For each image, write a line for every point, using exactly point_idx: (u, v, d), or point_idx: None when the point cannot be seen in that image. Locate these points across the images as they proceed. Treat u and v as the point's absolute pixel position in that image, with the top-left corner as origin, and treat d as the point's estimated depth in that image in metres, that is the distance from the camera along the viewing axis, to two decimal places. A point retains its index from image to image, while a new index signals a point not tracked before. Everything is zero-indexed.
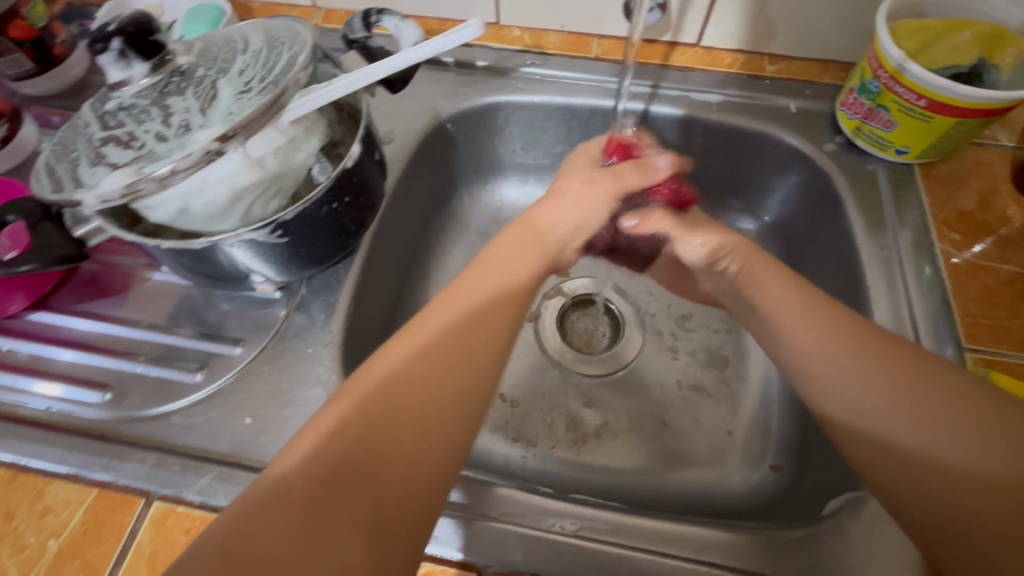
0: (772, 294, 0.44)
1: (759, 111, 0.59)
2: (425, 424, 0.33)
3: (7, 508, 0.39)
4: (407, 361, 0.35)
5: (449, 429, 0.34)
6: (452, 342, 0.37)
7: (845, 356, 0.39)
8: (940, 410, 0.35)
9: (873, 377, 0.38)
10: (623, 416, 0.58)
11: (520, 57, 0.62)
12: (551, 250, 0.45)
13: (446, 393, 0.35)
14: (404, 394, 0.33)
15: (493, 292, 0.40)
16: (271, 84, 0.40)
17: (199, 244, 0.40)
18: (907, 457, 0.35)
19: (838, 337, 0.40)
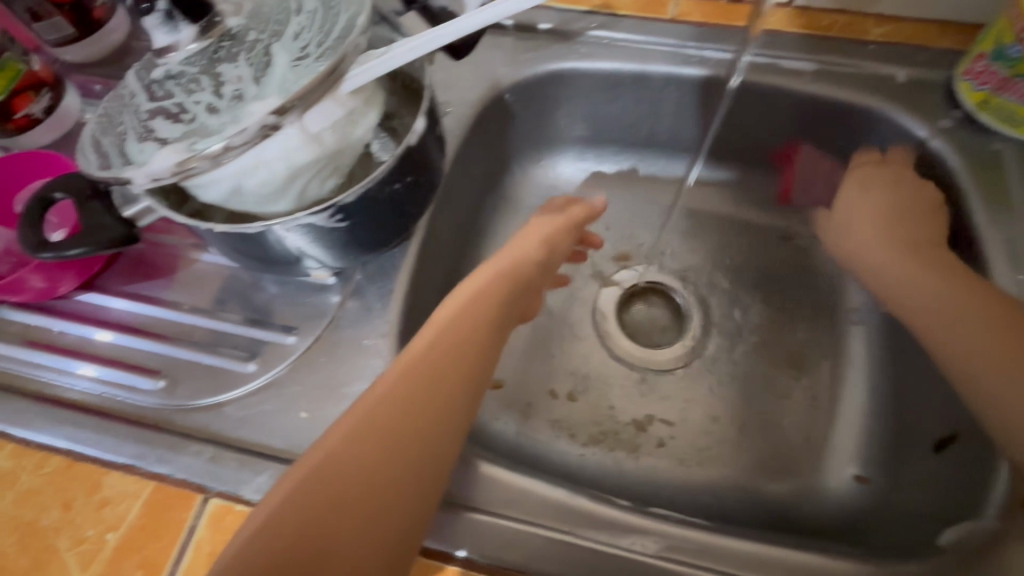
0: (876, 238, 0.50)
1: (861, 81, 0.51)
2: (405, 458, 0.32)
3: (65, 498, 0.38)
4: (342, 430, 0.33)
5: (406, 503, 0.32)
6: (397, 376, 0.35)
7: (925, 269, 0.46)
8: (986, 322, 0.41)
9: (923, 277, 0.46)
10: (689, 417, 0.54)
11: (587, 20, 0.56)
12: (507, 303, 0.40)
13: (405, 463, 0.32)
14: (349, 466, 0.31)
15: (482, 337, 0.39)
16: (330, 49, 0.35)
17: (253, 228, 0.37)
18: (946, 315, 0.43)
19: (909, 259, 0.47)
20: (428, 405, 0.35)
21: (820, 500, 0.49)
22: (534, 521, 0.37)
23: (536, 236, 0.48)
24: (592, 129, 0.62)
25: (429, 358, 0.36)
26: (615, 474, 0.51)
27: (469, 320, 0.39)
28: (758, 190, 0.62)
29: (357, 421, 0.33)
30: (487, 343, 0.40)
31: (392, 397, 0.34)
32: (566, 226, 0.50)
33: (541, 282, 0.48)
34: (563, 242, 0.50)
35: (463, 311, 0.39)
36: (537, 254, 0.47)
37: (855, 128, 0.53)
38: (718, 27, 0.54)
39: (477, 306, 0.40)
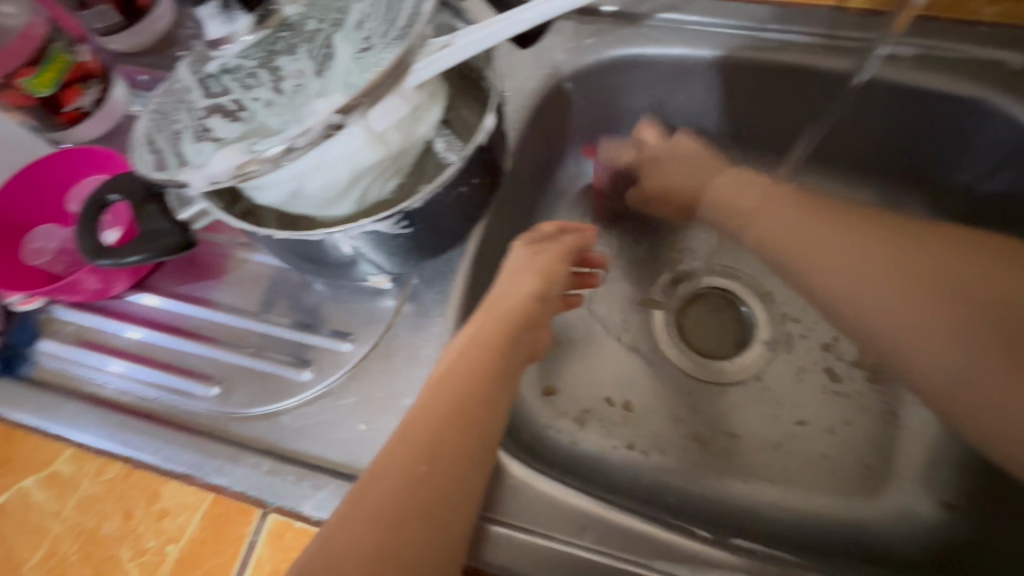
0: (816, 230, 0.42)
1: (969, 67, 0.46)
2: (427, 493, 0.30)
3: (125, 506, 0.37)
4: (347, 504, 0.30)
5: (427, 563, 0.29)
6: (413, 425, 0.33)
7: (884, 260, 0.38)
8: (955, 319, 0.35)
9: (864, 259, 0.39)
10: (758, 432, 0.51)
11: (655, 1, 0.51)
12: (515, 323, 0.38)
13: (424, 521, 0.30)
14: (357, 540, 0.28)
15: (500, 362, 0.37)
16: (396, 38, 0.32)
17: (316, 236, 0.35)
18: (899, 314, 0.37)
19: (860, 238, 0.40)
20: (450, 447, 0.32)
21: (904, 526, 0.46)
22: (576, 539, 0.35)
23: (523, 270, 0.42)
24: (653, 119, 0.57)
25: (445, 399, 0.34)
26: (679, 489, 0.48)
27: (482, 354, 0.37)
28: (835, 187, 0.57)
29: (375, 471, 0.31)
30: (506, 368, 0.37)
31: (415, 436, 0.32)
32: (560, 255, 0.44)
33: (540, 314, 0.42)
34: (556, 272, 0.44)
35: (475, 340, 0.37)
36: (530, 299, 0.41)
37: (957, 120, 0.47)
38: (802, 7, 0.49)
39: (486, 344, 0.37)
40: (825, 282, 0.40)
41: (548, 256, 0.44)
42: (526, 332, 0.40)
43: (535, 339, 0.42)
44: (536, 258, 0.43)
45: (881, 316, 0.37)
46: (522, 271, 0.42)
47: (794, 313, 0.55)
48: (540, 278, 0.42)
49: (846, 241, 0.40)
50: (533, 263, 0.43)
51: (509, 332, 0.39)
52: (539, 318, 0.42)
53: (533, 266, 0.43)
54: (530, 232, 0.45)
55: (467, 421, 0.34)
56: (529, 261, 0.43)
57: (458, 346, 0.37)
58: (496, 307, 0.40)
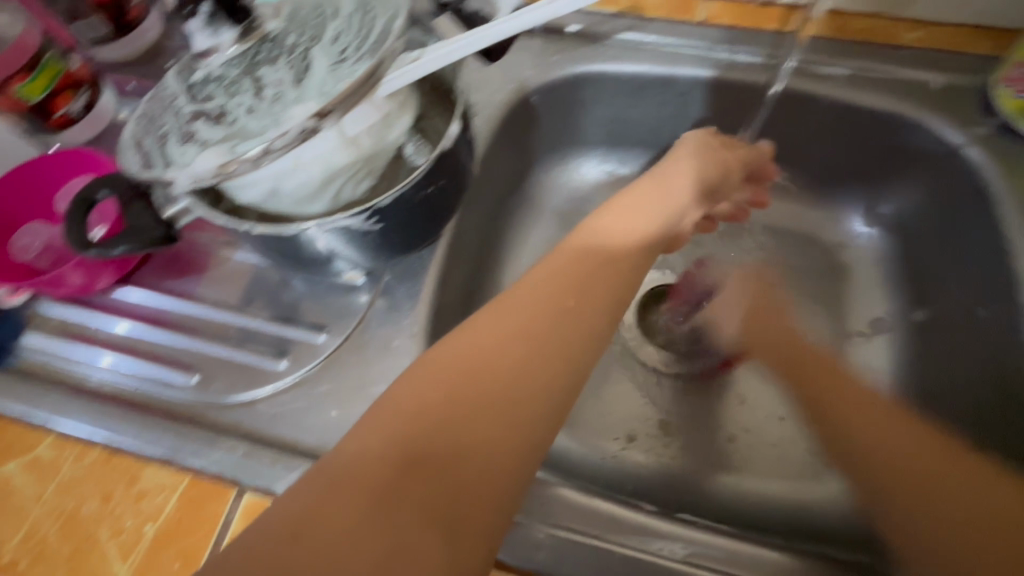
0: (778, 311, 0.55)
1: (895, 86, 0.51)
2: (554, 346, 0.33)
3: (105, 488, 0.39)
4: (494, 335, 0.33)
5: (543, 402, 0.32)
6: (549, 283, 0.37)
7: (916, 442, 0.44)
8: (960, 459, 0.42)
9: (900, 436, 0.44)
10: (711, 421, 0.53)
11: (615, 22, 0.56)
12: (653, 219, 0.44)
13: (542, 375, 0.32)
14: (488, 365, 0.32)
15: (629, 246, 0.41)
16: (368, 52, 0.36)
17: (291, 230, 0.37)
18: (934, 521, 0.38)
19: (896, 423, 0.45)
20: (571, 324, 0.35)
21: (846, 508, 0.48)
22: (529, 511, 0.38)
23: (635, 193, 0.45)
24: (617, 131, 0.61)
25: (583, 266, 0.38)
26: (638, 473, 0.51)
27: (620, 241, 0.41)
28: (785, 195, 0.61)
29: (502, 319, 0.34)
30: (633, 260, 0.40)
31: (558, 283, 0.36)
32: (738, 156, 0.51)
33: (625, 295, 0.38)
34: (715, 177, 0.50)
35: (519, 330, 0.34)
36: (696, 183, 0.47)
37: (889, 135, 0.52)
38: (746, 31, 0.53)
39: (632, 237, 0.41)
40: (858, 443, 0.44)
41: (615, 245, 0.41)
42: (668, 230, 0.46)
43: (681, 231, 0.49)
44: (696, 151, 0.49)
45: (966, 546, 0.37)
46: (580, 281, 0.37)
47: None
48: (607, 289, 0.37)
49: (889, 427, 0.44)
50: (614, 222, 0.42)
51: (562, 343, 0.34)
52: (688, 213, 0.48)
53: (599, 288, 0.37)
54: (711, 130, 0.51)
55: (595, 291, 0.37)
56: (692, 151, 0.49)
57: (501, 325, 0.34)
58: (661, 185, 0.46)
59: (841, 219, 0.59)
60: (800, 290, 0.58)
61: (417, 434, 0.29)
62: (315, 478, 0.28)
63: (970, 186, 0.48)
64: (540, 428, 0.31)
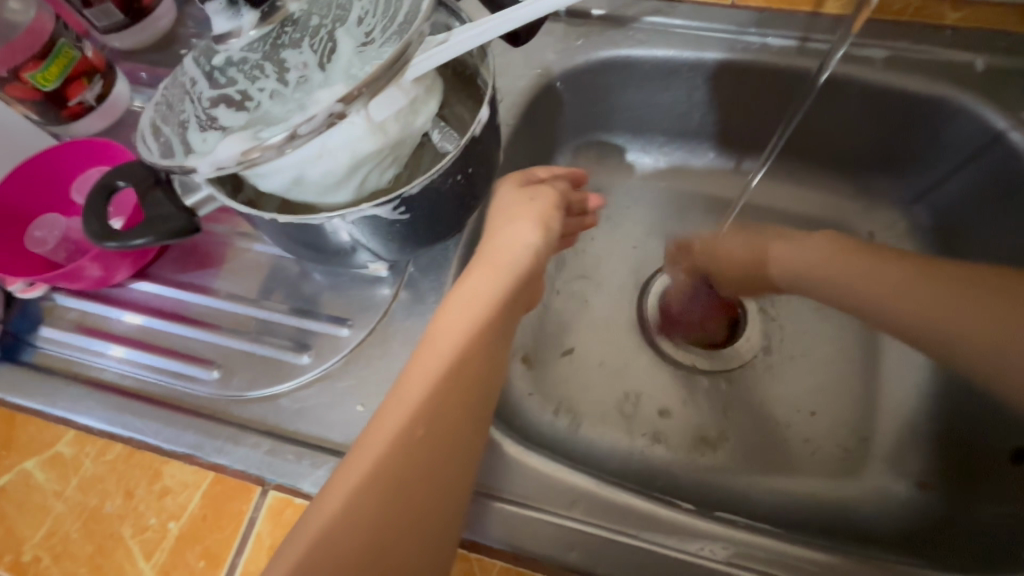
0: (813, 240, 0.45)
1: (937, 68, 0.48)
2: (415, 481, 0.32)
3: (127, 485, 0.38)
4: (339, 502, 0.31)
5: (424, 538, 0.32)
6: (402, 400, 0.34)
7: (948, 297, 0.39)
8: (985, 300, 0.38)
9: (934, 294, 0.39)
10: (740, 416, 0.52)
11: (642, 5, 0.54)
12: (514, 285, 0.39)
13: (410, 515, 0.32)
14: (339, 545, 0.30)
15: (486, 315, 0.37)
16: (395, 34, 0.34)
17: (316, 220, 0.36)
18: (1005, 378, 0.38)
19: (911, 279, 0.41)
20: (434, 446, 0.33)
21: (884, 506, 0.47)
22: (560, 511, 0.37)
23: (485, 278, 0.38)
24: (642, 119, 0.59)
25: (430, 369, 0.34)
26: (666, 471, 0.49)
27: (477, 319, 0.37)
28: (814, 184, 0.59)
29: (353, 471, 0.32)
30: (493, 332, 0.37)
31: (411, 407, 0.33)
32: (556, 201, 0.43)
33: (490, 364, 0.37)
34: (551, 236, 0.42)
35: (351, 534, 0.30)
36: (529, 248, 0.40)
37: (929, 121, 0.50)
38: (779, 12, 0.51)
39: (486, 307, 0.37)
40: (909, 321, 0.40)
41: (468, 358, 0.36)
42: (523, 295, 0.41)
43: (538, 283, 0.43)
44: (532, 199, 0.43)
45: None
46: (446, 392, 0.34)
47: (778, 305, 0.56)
48: (466, 388, 0.35)
49: (880, 273, 0.42)
50: (456, 338, 0.36)
51: (404, 523, 0.31)
52: (539, 271, 0.42)
53: (444, 427, 0.34)
54: (520, 175, 0.45)
55: (450, 390, 0.34)
56: (525, 209, 0.42)
57: (324, 524, 0.30)
58: (495, 263, 0.39)
59: (873, 209, 0.57)
60: None
61: None
62: None
63: (1016, 173, 0.46)
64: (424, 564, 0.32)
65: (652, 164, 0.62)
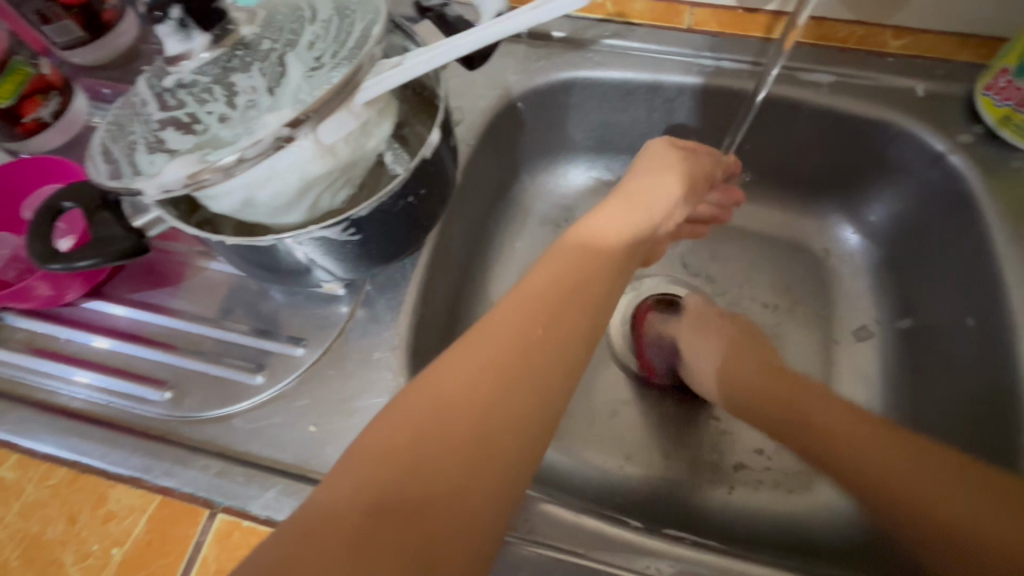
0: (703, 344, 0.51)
1: (881, 93, 0.50)
2: (541, 356, 0.32)
3: (70, 510, 0.37)
4: (478, 348, 0.32)
5: (534, 413, 0.31)
6: (539, 284, 0.35)
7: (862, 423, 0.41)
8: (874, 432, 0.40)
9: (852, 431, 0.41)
10: (696, 430, 0.53)
11: (600, 28, 0.55)
12: (643, 214, 0.42)
13: (535, 385, 0.31)
14: (468, 384, 0.30)
15: (615, 237, 0.40)
16: (345, 59, 0.35)
17: (265, 241, 0.36)
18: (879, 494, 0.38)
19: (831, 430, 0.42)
20: (563, 330, 0.33)
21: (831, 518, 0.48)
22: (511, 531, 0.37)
23: (618, 201, 0.43)
24: (604, 138, 0.61)
25: (560, 269, 0.36)
26: (624, 485, 0.50)
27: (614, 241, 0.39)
28: (771, 202, 0.61)
29: (492, 327, 0.33)
30: (620, 254, 0.39)
31: (547, 292, 0.35)
32: (701, 158, 0.48)
33: (613, 282, 0.38)
34: (692, 187, 0.47)
35: (474, 394, 0.30)
36: (667, 197, 0.44)
37: (875, 143, 0.52)
38: (731, 37, 0.53)
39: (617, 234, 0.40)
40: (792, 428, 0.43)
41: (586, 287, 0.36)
42: (642, 243, 0.42)
43: (659, 241, 0.47)
44: (674, 148, 0.48)
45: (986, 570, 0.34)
46: (580, 287, 0.35)
47: (738, 320, 0.57)
48: (599, 291, 0.36)
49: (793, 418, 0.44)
50: (580, 257, 0.37)
51: (519, 404, 0.30)
52: (662, 227, 0.45)
53: (563, 337, 0.33)
54: (671, 137, 0.49)
55: (580, 285, 0.36)
56: (660, 161, 0.46)
57: (458, 376, 0.30)
58: (635, 199, 0.43)
59: (828, 226, 0.59)
60: (789, 298, 0.58)
61: (397, 474, 0.27)
62: (289, 521, 0.26)
63: (955, 193, 0.48)
64: (527, 441, 0.30)
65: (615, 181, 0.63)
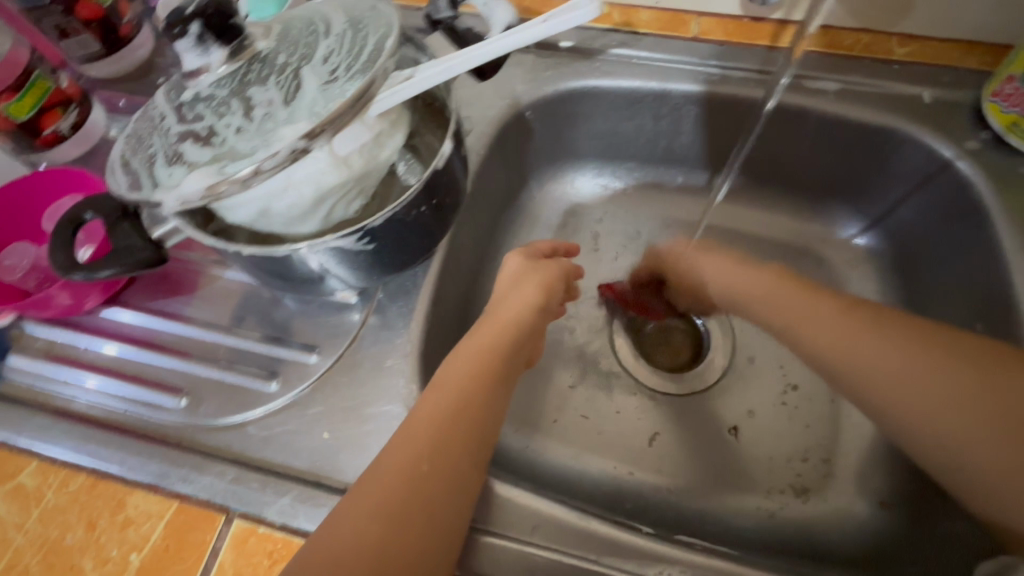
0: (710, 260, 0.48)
1: (887, 100, 0.51)
2: (465, 425, 0.35)
3: (90, 516, 0.38)
4: (407, 430, 0.34)
5: (465, 471, 0.34)
6: (464, 350, 0.39)
7: (924, 361, 0.36)
8: (948, 377, 0.35)
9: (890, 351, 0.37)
10: (706, 437, 0.53)
11: (608, 38, 0.56)
12: (536, 309, 0.43)
13: (461, 447, 0.34)
14: (399, 464, 0.32)
15: (523, 311, 0.42)
16: (359, 72, 0.35)
17: (282, 251, 0.37)
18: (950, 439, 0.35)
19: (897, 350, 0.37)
20: (484, 393, 0.37)
21: (844, 525, 0.48)
22: (527, 538, 0.38)
23: (520, 273, 0.45)
24: (610, 146, 0.61)
25: (482, 337, 0.40)
26: (633, 490, 0.50)
27: (523, 311, 0.42)
28: (778, 207, 0.61)
29: (421, 403, 0.36)
30: (527, 323, 0.42)
31: (470, 361, 0.38)
32: (557, 272, 0.46)
33: (522, 343, 0.41)
34: (551, 299, 0.45)
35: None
36: (531, 309, 0.43)
37: (883, 149, 0.52)
38: (737, 45, 0.54)
39: (524, 307, 0.43)
40: (875, 390, 0.37)
41: (453, 424, 0.34)
42: (516, 352, 0.41)
43: (536, 346, 0.45)
44: (541, 269, 0.46)
45: None
46: (498, 351, 0.39)
47: (745, 324, 0.57)
48: (511, 353, 0.40)
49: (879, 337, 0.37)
50: (501, 325, 0.41)
51: (451, 470, 0.33)
52: (537, 329, 0.44)
53: (483, 393, 0.36)
54: (525, 249, 0.48)
55: (500, 349, 0.39)
56: (527, 272, 0.45)
57: (391, 457, 0.33)
58: (502, 314, 0.42)
59: (837, 231, 0.59)
60: None
61: (340, 561, 0.29)
62: None
63: (963, 199, 0.48)
64: (458, 501, 0.33)
65: (622, 188, 0.64)
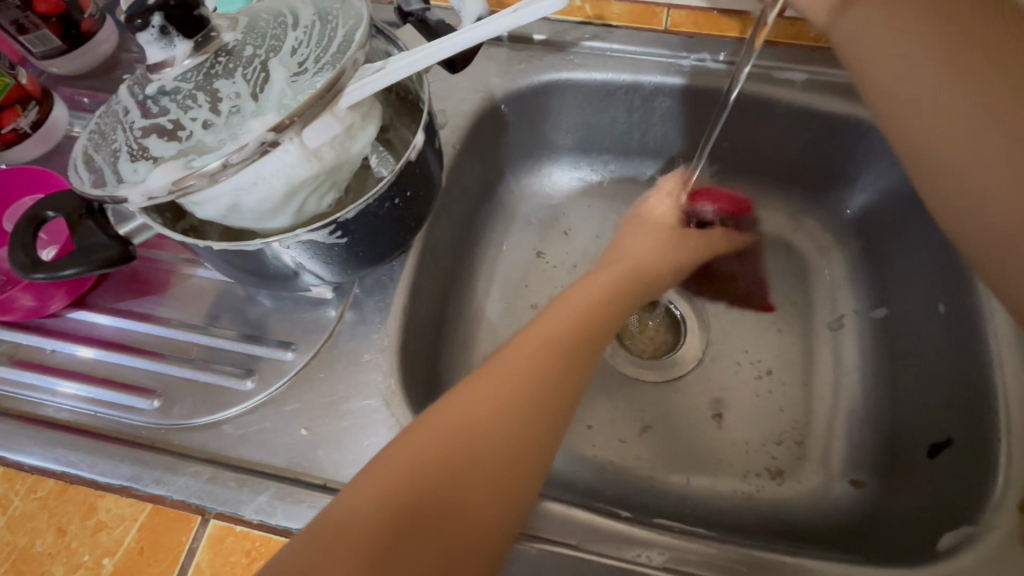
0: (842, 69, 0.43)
1: (852, 90, 0.52)
2: (560, 373, 0.37)
3: (59, 521, 0.38)
4: (515, 365, 0.36)
5: (553, 417, 0.35)
6: (563, 308, 0.42)
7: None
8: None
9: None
10: (685, 422, 0.53)
11: (580, 31, 0.56)
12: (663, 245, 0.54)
13: (549, 388, 0.36)
14: (501, 392, 0.34)
15: (637, 263, 0.50)
16: (328, 64, 0.35)
17: (253, 246, 0.37)
18: None
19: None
20: (578, 345, 0.39)
21: (820, 505, 0.49)
22: None
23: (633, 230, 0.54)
24: (586, 138, 0.62)
25: (576, 299, 0.43)
26: (614, 477, 0.51)
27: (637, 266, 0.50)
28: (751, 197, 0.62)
29: (521, 346, 0.38)
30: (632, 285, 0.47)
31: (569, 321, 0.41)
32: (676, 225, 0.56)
33: (623, 300, 0.46)
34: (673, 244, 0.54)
35: (384, 507, 0.28)
36: (653, 252, 0.53)
37: (849, 138, 0.53)
38: (707, 37, 0.54)
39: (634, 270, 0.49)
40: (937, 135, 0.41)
41: (543, 382, 0.36)
42: (620, 308, 0.45)
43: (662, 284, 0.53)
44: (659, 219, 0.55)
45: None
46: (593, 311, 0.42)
47: (718, 312, 0.58)
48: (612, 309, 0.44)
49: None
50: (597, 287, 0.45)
51: (543, 410, 0.35)
52: (658, 276, 0.52)
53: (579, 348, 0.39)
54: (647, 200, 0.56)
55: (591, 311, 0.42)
56: (656, 230, 0.54)
57: (493, 383, 0.35)
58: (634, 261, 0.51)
59: (808, 219, 0.60)
60: (770, 290, 0.59)
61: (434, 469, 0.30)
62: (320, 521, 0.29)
63: None
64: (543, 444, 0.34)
65: (598, 181, 0.64)
